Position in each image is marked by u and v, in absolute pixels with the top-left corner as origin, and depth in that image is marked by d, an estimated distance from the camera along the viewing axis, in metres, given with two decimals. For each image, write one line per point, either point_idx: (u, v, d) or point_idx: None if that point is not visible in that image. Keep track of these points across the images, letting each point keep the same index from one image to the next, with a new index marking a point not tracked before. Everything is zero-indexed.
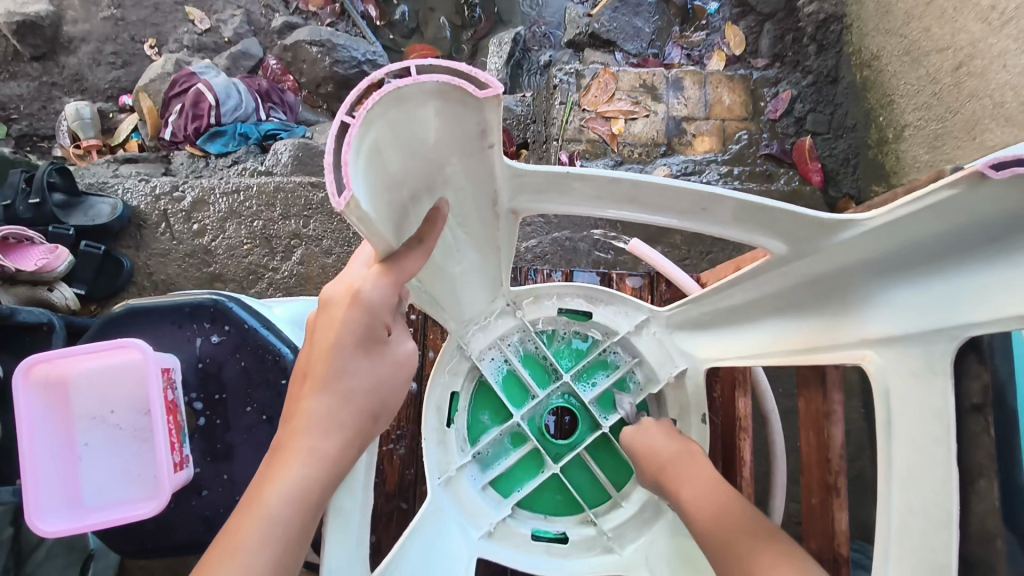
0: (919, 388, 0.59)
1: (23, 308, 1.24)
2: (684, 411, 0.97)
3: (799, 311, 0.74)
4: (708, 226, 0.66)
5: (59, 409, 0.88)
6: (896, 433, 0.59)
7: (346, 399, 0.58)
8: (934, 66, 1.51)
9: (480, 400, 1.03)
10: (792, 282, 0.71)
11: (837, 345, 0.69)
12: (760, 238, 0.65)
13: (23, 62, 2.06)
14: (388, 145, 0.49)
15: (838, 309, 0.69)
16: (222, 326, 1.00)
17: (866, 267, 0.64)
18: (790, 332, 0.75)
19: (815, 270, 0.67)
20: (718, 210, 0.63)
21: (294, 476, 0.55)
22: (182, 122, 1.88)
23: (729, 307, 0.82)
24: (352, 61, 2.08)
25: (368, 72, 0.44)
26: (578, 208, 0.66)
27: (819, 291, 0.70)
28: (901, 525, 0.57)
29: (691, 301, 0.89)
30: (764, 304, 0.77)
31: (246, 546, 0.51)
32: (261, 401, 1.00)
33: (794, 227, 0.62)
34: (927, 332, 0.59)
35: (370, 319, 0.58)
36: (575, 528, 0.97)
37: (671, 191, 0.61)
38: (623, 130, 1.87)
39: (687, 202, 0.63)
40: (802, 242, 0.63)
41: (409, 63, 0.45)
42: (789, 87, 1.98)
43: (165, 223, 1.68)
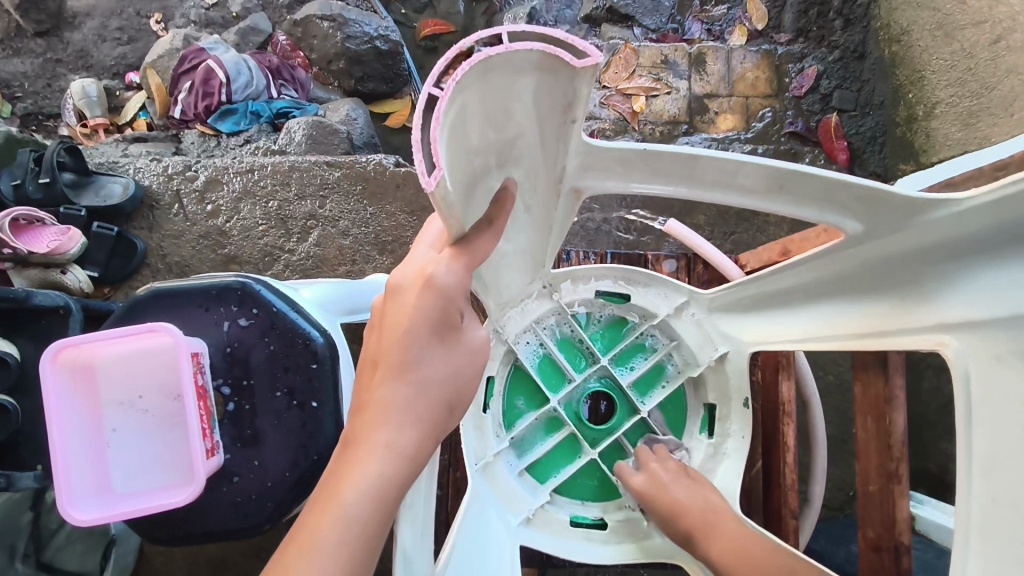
0: (1009, 373, 0.56)
1: (38, 292, 1.20)
2: (726, 395, 0.95)
3: (855, 295, 0.73)
4: (771, 203, 0.65)
5: (86, 395, 0.85)
6: (977, 421, 0.58)
7: (418, 387, 0.56)
8: (969, 40, 1.46)
9: (515, 384, 1.00)
10: (860, 261, 0.69)
11: (899, 329, 0.68)
12: (833, 215, 0.64)
13: (26, 39, 2.02)
14: (472, 116, 0.46)
15: (905, 291, 0.68)
16: (250, 309, 0.97)
17: (950, 246, 0.61)
18: (851, 315, 0.73)
19: (883, 252, 0.66)
20: (792, 183, 0.61)
21: (372, 471, 0.52)
22: (192, 99, 1.84)
23: (783, 288, 0.80)
24: (363, 36, 2.00)
25: (458, 39, 0.41)
26: (634, 185, 0.65)
27: (891, 268, 0.67)
28: (983, 516, 0.56)
29: (740, 282, 0.87)
30: (815, 287, 0.77)
31: (326, 542, 0.49)
32: (290, 386, 0.97)
33: (872, 202, 0.60)
34: (1016, 317, 0.56)
35: (444, 305, 0.56)
36: (613, 513, 0.95)
37: (734, 165, 0.60)
38: (644, 108, 1.85)
39: (761, 177, 0.62)
40: (879, 219, 0.62)
41: (501, 30, 0.42)
42: (815, 62, 1.93)
43: (178, 203, 1.64)
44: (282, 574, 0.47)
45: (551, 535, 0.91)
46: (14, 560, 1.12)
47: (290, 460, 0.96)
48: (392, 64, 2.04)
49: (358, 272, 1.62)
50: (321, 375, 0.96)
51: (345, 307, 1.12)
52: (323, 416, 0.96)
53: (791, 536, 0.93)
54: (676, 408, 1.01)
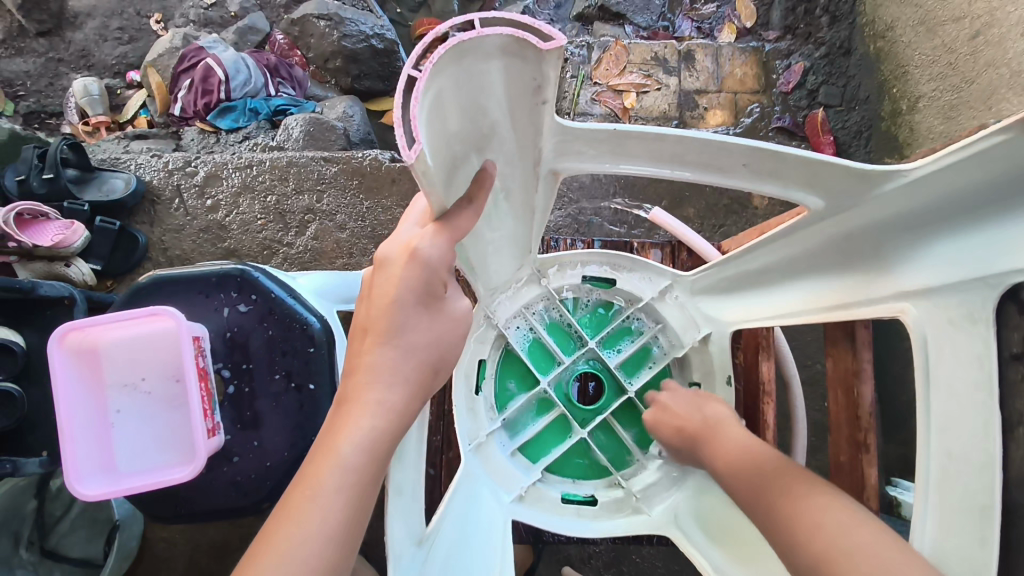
0: (959, 337, 0.60)
1: (44, 282, 1.24)
2: (709, 374, 0.99)
3: (824, 271, 0.77)
4: (741, 181, 0.68)
5: (91, 377, 0.89)
6: (934, 381, 0.62)
7: (405, 352, 0.60)
8: (950, 35, 1.50)
9: (506, 367, 1.04)
10: (825, 238, 0.73)
11: (863, 301, 0.71)
12: (797, 192, 0.68)
13: (28, 38, 2.05)
14: (449, 99, 0.50)
15: (870, 267, 0.71)
16: (249, 295, 1.01)
17: (907, 219, 0.65)
18: (821, 291, 0.77)
19: (846, 228, 0.70)
20: (759, 163, 0.65)
21: (362, 426, 0.56)
22: (191, 97, 1.87)
23: (758, 266, 0.84)
24: (360, 35, 2.04)
25: (435, 25, 0.45)
26: (612, 166, 0.69)
27: (855, 244, 0.71)
28: (941, 470, 0.60)
29: (718, 263, 0.91)
30: (788, 264, 0.81)
31: (324, 490, 0.53)
32: (288, 368, 1.00)
33: (834, 177, 0.64)
34: (966, 281, 0.60)
35: (429, 276, 0.59)
36: (603, 490, 0.99)
37: (706, 146, 0.64)
38: (635, 104, 1.89)
39: (731, 156, 0.65)
40: (840, 194, 0.66)
41: (473, 17, 0.46)
42: (802, 59, 1.98)
43: (178, 198, 1.68)
44: (285, 518, 0.53)
45: (541, 510, 0.94)
46: (19, 546, 1.17)
47: (289, 440, 1.00)
48: (388, 62, 2.08)
49: (355, 265, 1.66)
50: (318, 358, 0.99)
51: (341, 295, 1.16)
52: (320, 397, 1.00)
53: None
54: (661, 388, 1.05)
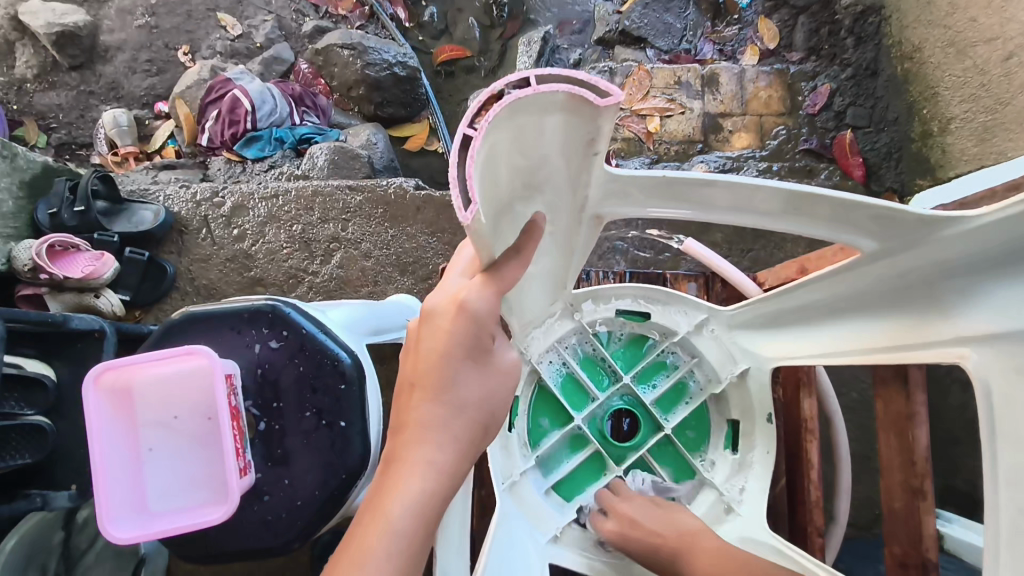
0: None
1: (76, 315, 1.25)
2: (748, 411, 0.96)
3: (879, 310, 0.75)
4: (789, 225, 0.71)
5: (125, 416, 0.88)
6: (999, 435, 0.60)
7: (453, 409, 0.60)
8: (982, 57, 1.48)
9: (539, 404, 1.02)
10: (872, 280, 0.73)
11: (922, 344, 0.69)
12: (848, 234, 0.69)
13: (60, 72, 2.07)
14: (497, 156, 0.52)
15: (927, 306, 0.69)
16: (280, 331, 1.00)
17: (966, 263, 0.63)
18: (873, 332, 0.76)
19: (899, 268, 0.69)
20: (811, 208, 0.67)
21: (413, 487, 0.57)
22: (219, 128, 1.90)
23: (805, 303, 0.83)
24: (383, 63, 2.07)
25: (490, 83, 0.48)
26: (646, 210, 0.72)
27: (905, 287, 0.71)
28: (1012, 528, 0.58)
29: (760, 298, 0.89)
30: (836, 303, 0.80)
31: (375, 555, 0.54)
32: (319, 406, 0.99)
33: (888, 223, 0.65)
34: None
35: (478, 330, 0.60)
36: None
37: (746, 189, 0.67)
38: (658, 128, 1.89)
39: (772, 202, 0.69)
40: (894, 238, 0.67)
41: (529, 74, 0.49)
42: (827, 81, 1.95)
43: (205, 228, 1.69)
44: None
45: (576, 552, 0.93)
46: None
47: (319, 478, 0.98)
48: (410, 89, 2.11)
49: (380, 293, 1.66)
50: (349, 395, 0.98)
51: (369, 328, 1.16)
52: (351, 436, 0.98)
53: (816, 553, 0.93)
54: (699, 424, 1.01)
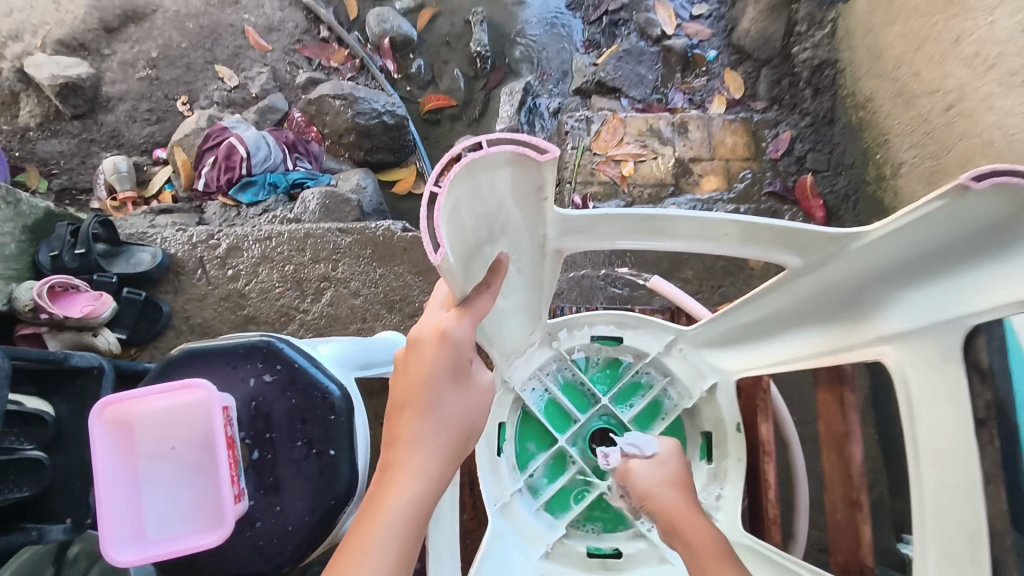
0: (936, 374, 0.68)
1: (76, 353, 1.32)
2: (718, 422, 1.05)
3: (816, 322, 0.85)
4: (729, 247, 0.79)
5: (124, 448, 0.93)
6: (918, 419, 0.69)
7: (440, 423, 0.68)
8: (925, 107, 1.65)
9: (525, 429, 1.09)
10: (805, 294, 0.82)
11: (855, 346, 0.79)
12: (777, 253, 0.78)
13: (63, 121, 2.16)
14: (461, 207, 0.61)
15: (854, 314, 0.79)
16: (274, 365, 1.07)
17: (875, 274, 0.74)
18: (813, 340, 0.85)
19: (823, 284, 0.79)
20: (738, 233, 0.77)
21: (407, 490, 0.64)
22: (215, 174, 2.00)
23: (753, 320, 0.93)
24: (373, 112, 2.18)
25: (449, 149, 0.58)
26: (607, 242, 0.82)
27: (836, 301, 0.80)
28: (936, 503, 0.67)
29: (715, 318, 0.99)
30: (778, 318, 0.89)
31: (375, 550, 0.60)
32: (309, 436, 1.05)
33: (808, 241, 0.75)
34: (934, 325, 0.68)
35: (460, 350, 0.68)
36: (627, 543, 1.02)
37: (689, 221, 0.76)
38: (632, 172, 2.00)
39: (709, 229, 0.78)
40: (815, 255, 0.76)
41: (481, 138, 0.59)
42: (789, 128, 2.11)
43: (201, 269, 1.77)
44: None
45: (567, 565, 0.99)
46: None
47: (310, 505, 1.04)
48: (399, 136, 2.22)
49: (368, 330, 1.74)
50: (338, 425, 1.04)
51: (356, 363, 1.23)
52: (340, 463, 1.04)
53: None
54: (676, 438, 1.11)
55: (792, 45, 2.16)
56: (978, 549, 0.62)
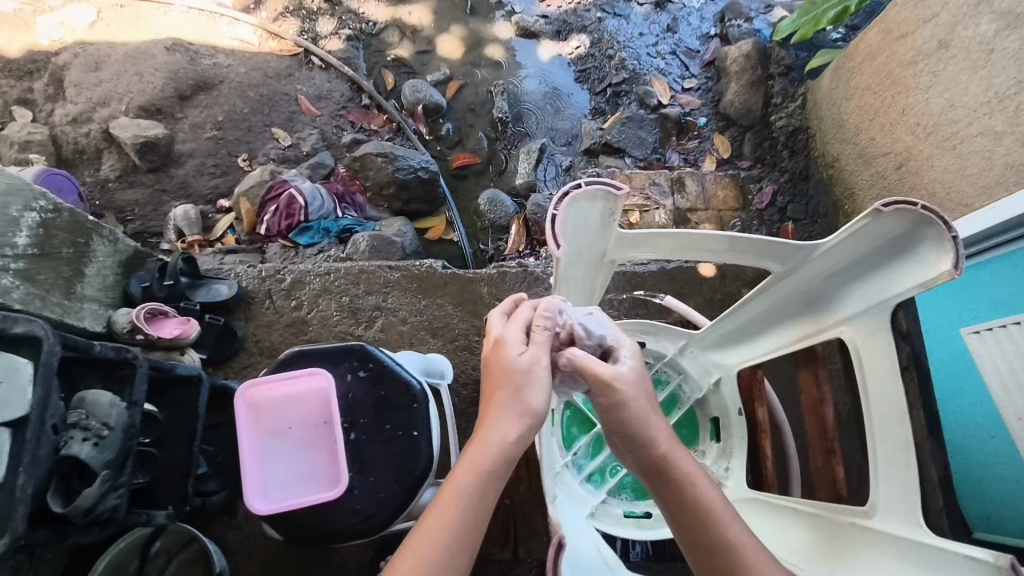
0: (875, 342, 0.96)
1: (182, 363, 1.56)
2: (725, 409, 1.32)
3: (795, 316, 1.11)
4: (719, 257, 1.04)
5: (253, 426, 1.18)
6: (866, 374, 0.98)
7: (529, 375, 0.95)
8: (881, 166, 2.01)
9: (571, 417, 1.37)
10: (782, 294, 1.08)
11: (826, 330, 1.06)
12: (758, 263, 1.03)
13: (139, 174, 2.46)
14: (566, 233, 0.98)
15: (822, 307, 1.06)
16: (368, 363, 1.33)
17: (831, 276, 1.00)
18: (795, 329, 1.12)
19: (796, 286, 1.05)
20: (726, 247, 1.01)
21: (497, 421, 0.91)
22: (276, 220, 2.29)
23: (747, 319, 1.19)
24: (410, 168, 2.51)
25: (564, 185, 0.92)
26: (632, 253, 1.07)
27: (806, 298, 1.06)
28: (881, 429, 0.95)
29: (715, 321, 1.24)
30: (767, 315, 1.15)
31: (480, 454, 0.88)
32: (397, 421, 1.30)
33: (778, 253, 0.99)
34: (870, 309, 0.97)
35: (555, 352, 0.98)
36: (655, 507, 1.27)
37: (691, 239, 1.00)
38: (638, 220, 2.32)
39: (702, 245, 1.02)
40: (787, 265, 1.01)
41: (582, 180, 0.93)
42: (770, 183, 2.44)
43: (269, 299, 2.04)
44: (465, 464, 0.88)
45: (609, 522, 1.24)
46: None
47: (399, 477, 1.27)
48: (431, 189, 2.55)
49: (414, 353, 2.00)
50: (420, 410, 1.30)
51: (419, 368, 1.49)
52: (422, 442, 1.29)
53: None
54: (690, 424, 1.38)
55: (771, 114, 2.54)
56: (909, 452, 0.91)
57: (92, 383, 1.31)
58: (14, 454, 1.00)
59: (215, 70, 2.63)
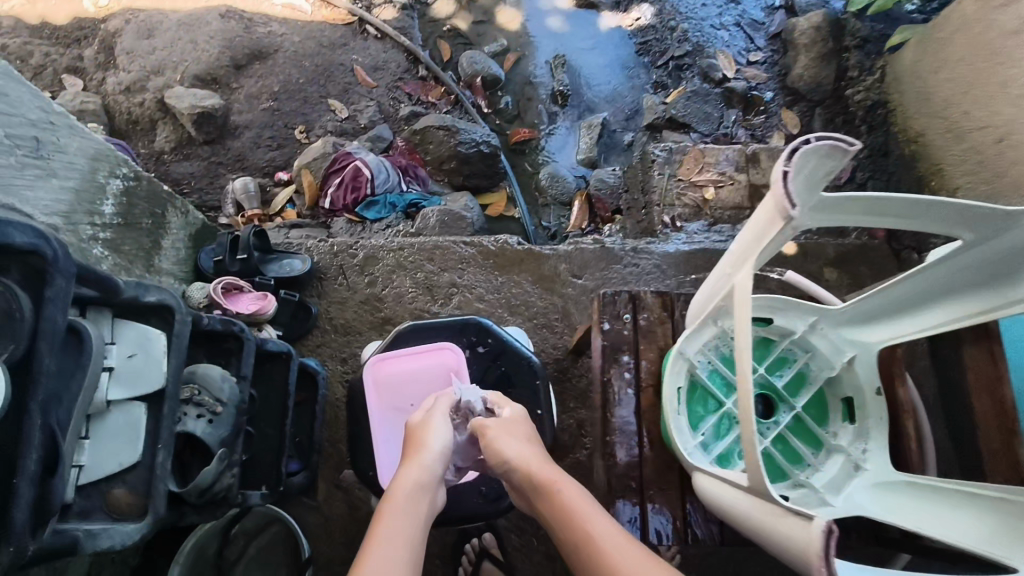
0: None
1: (272, 339, 1.48)
2: (859, 389, 1.26)
3: (968, 290, 1.11)
4: (915, 224, 0.98)
5: (378, 401, 1.23)
6: None
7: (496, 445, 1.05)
8: (977, 140, 1.89)
9: (694, 396, 1.29)
10: (964, 266, 1.07)
11: (1012, 302, 1.05)
12: (956, 230, 1.01)
13: (194, 145, 2.39)
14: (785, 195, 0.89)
15: (1007, 279, 1.06)
16: (486, 339, 1.26)
17: None
18: (967, 303, 1.12)
19: (986, 255, 1.04)
20: (926, 212, 0.95)
21: (417, 471, 1.00)
22: (341, 193, 2.23)
23: (905, 295, 1.16)
24: (472, 141, 2.43)
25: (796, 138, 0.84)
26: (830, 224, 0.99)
27: (990, 270, 1.06)
28: None
29: (864, 296, 1.20)
30: (932, 290, 1.14)
31: (399, 491, 0.97)
32: (520, 399, 1.25)
33: (985, 220, 0.98)
34: None
35: (505, 430, 1.08)
36: (791, 490, 1.23)
37: (898, 202, 0.94)
38: (712, 197, 2.22)
39: (901, 208, 0.95)
40: (988, 232, 1.00)
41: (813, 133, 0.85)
42: (848, 160, 2.36)
43: (341, 275, 1.97)
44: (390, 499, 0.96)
45: None
46: None
47: None
48: (492, 164, 2.46)
49: None
50: (544, 388, 1.24)
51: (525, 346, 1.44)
52: (546, 422, 1.24)
53: None
54: (819, 404, 1.32)
55: (846, 88, 2.46)
56: None
57: (198, 357, 1.25)
58: (152, 430, 0.95)
59: (270, 39, 2.57)
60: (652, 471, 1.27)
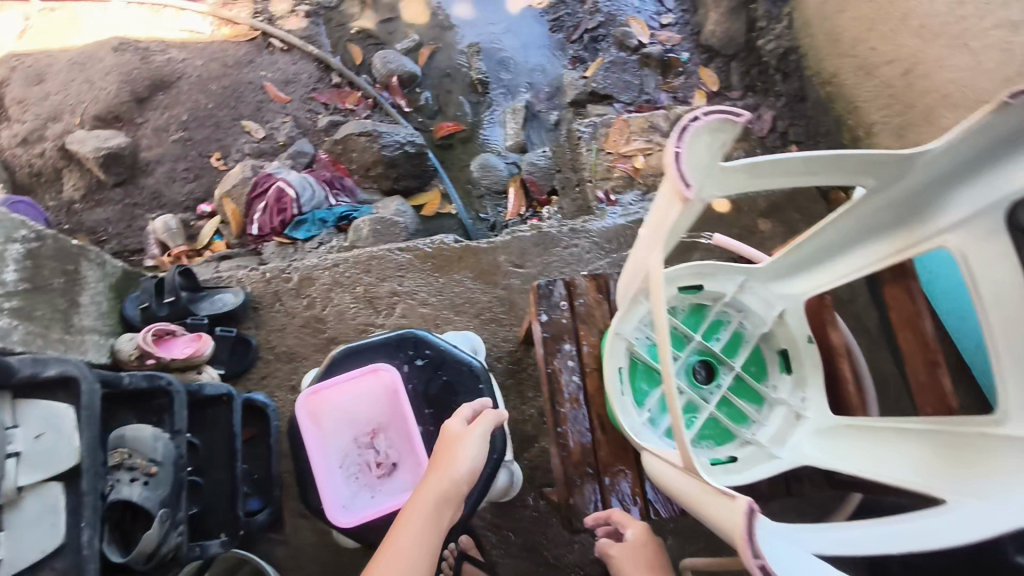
0: (984, 245, 0.97)
1: (208, 383, 1.44)
2: (795, 340, 1.28)
3: (882, 231, 1.13)
4: (819, 178, 1.00)
5: (319, 436, 1.20)
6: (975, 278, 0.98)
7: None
8: (886, 75, 1.94)
9: (637, 372, 1.29)
10: (871, 210, 1.09)
11: (923, 238, 1.07)
12: (857, 178, 1.02)
13: (106, 190, 2.29)
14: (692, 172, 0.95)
15: (916, 217, 1.07)
16: (423, 351, 1.25)
17: (930, 183, 1.02)
18: (882, 245, 1.14)
19: (892, 197, 1.06)
20: (826, 166, 0.98)
21: (436, 477, 1.06)
22: (267, 216, 2.15)
23: (823, 244, 1.19)
24: (396, 144, 2.36)
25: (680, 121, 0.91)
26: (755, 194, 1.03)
27: (899, 211, 1.08)
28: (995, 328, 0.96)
29: (791, 251, 1.22)
30: (847, 236, 1.16)
31: (422, 492, 1.04)
32: (465, 404, 1.24)
33: (883, 164, 0.99)
34: (982, 207, 0.96)
35: (630, 552, 1.10)
36: (739, 450, 1.24)
37: (797, 161, 0.97)
38: (643, 165, 2.21)
39: (798, 165, 0.98)
40: (889, 176, 1.01)
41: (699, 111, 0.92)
42: (768, 110, 2.38)
43: (278, 302, 1.92)
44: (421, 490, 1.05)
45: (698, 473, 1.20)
46: None
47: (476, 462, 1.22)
48: (420, 163, 2.40)
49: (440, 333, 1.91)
50: (487, 390, 1.23)
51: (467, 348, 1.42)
52: (493, 423, 1.23)
53: None
54: (758, 360, 1.32)
55: (757, 39, 2.47)
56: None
57: (126, 417, 1.20)
58: (71, 508, 0.95)
59: (169, 66, 2.47)
60: (607, 453, 1.27)
